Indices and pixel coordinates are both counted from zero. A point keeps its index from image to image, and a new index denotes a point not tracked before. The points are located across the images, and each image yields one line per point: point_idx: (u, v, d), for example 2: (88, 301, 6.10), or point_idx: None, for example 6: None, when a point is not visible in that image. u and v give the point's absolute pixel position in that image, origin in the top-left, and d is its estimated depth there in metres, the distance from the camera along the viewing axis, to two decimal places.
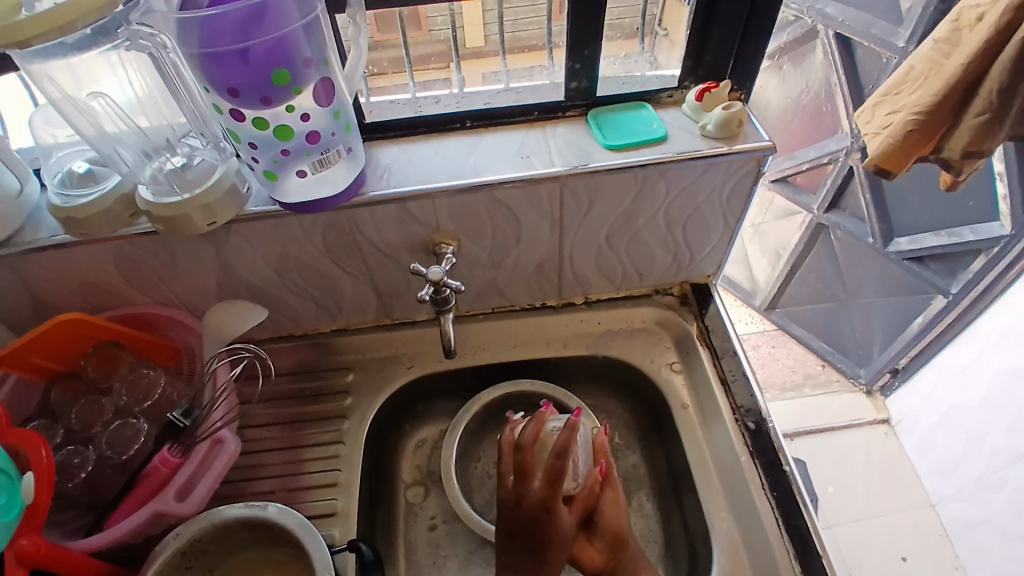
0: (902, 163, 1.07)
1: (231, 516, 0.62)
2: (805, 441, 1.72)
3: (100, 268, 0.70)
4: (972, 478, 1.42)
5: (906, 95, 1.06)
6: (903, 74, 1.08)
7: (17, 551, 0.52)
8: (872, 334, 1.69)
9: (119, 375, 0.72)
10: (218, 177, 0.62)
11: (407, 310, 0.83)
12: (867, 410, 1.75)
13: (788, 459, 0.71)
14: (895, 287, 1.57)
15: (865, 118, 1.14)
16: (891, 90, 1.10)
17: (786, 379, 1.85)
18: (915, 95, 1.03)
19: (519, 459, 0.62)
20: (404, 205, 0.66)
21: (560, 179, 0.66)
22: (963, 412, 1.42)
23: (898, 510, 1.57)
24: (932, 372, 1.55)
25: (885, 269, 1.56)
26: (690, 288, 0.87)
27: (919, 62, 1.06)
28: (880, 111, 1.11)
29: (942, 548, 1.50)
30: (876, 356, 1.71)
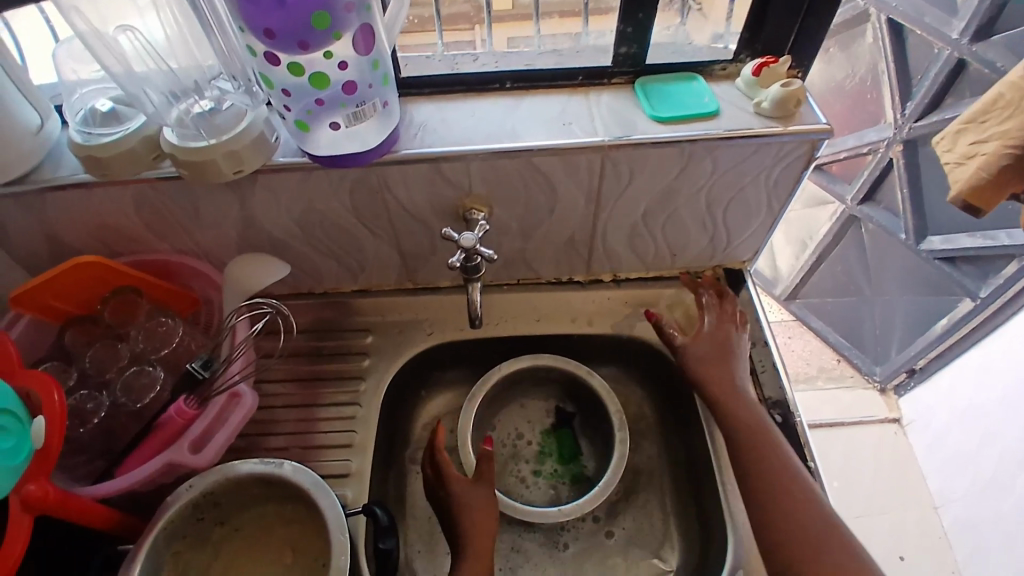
0: (992, 201, 0.93)
1: (246, 472, 0.61)
2: (814, 434, 1.70)
3: (121, 211, 0.69)
4: (980, 484, 1.40)
5: (993, 124, 0.92)
6: (989, 101, 0.94)
7: (23, 496, 0.51)
8: (891, 330, 1.66)
9: (136, 323, 0.72)
10: (248, 123, 0.60)
11: (429, 276, 0.81)
12: (880, 408, 1.73)
13: (814, 456, 0.70)
14: (919, 285, 1.52)
15: (945, 146, 1.01)
16: (979, 115, 0.95)
17: (800, 370, 1.82)
18: (1007, 124, 0.90)
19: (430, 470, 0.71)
20: (437, 165, 0.63)
21: (602, 149, 0.63)
22: (978, 418, 1.40)
23: (901, 509, 1.56)
24: (951, 375, 1.52)
25: (912, 268, 1.51)
26: (723, 272, 0.83)
27: (1008, 88, 0.92)
28: (962, 139, 0.97)
29: (941, 550, 1.49)
30: (894, 356, 1.67)
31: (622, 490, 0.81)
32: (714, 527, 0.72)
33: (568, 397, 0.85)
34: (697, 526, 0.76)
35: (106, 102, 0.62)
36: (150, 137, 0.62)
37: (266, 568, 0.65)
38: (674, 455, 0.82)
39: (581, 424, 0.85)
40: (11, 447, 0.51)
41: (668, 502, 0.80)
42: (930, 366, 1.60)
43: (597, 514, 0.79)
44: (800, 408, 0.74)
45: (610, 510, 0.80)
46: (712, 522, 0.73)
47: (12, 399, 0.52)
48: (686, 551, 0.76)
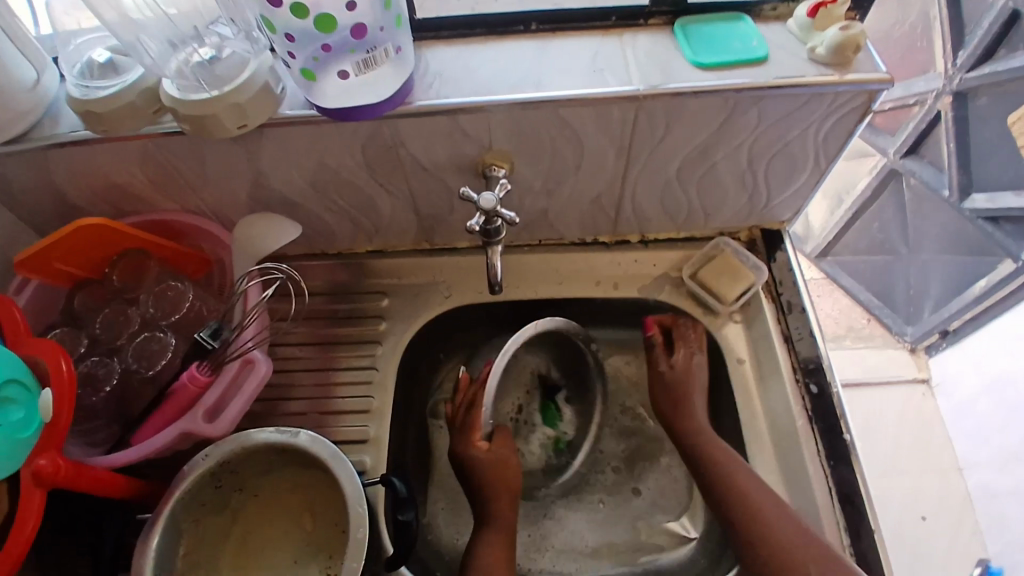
0: None
1: (262, 441, 0.59)
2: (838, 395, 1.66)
3: (126, 169, 0.65)
4: (1010, 450, 1.38)
5: None
6: None
7: (35, 470, 0.51)
8: (925, 286, 1.57)
9: (146, 286, 0.70)
10: (250, 74, 0.55)
11: (448, 236, 0.78)
12: (907, 367, 1.66)
13: (849, 428, 0.67)
14: (957, 246, 1.43)
15: None
16: None
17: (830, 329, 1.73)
18: None
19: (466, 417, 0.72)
20: (456, 119, 0.58)
21: (637, 100, 0.57)
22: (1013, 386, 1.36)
23: (924, 472, 1.54)
24: (986, 340, 1.45)
25: (948, 228, 1.42)
26: (760, 232, 0.79)
27: None
28: None
29: (964, 514, 1.47)
30: (925, 317, 1.61)
31: (637, 456, 0.80)
32: None
33: (557, 366, 0.80)
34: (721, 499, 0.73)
35: (103, 52, 0.58)
36: (149, 90, 0.58)
37: (285, 533, 0.65)
38: None
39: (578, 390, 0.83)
40: (20, 419, 0.51)
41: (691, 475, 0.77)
42: (962, 329, 1.53)
43: (618, 467, 0.80)
44: (836, 374, 0.70)
45: (623, 474, 0.79)
46: None
47: (22, 371, 0.53)
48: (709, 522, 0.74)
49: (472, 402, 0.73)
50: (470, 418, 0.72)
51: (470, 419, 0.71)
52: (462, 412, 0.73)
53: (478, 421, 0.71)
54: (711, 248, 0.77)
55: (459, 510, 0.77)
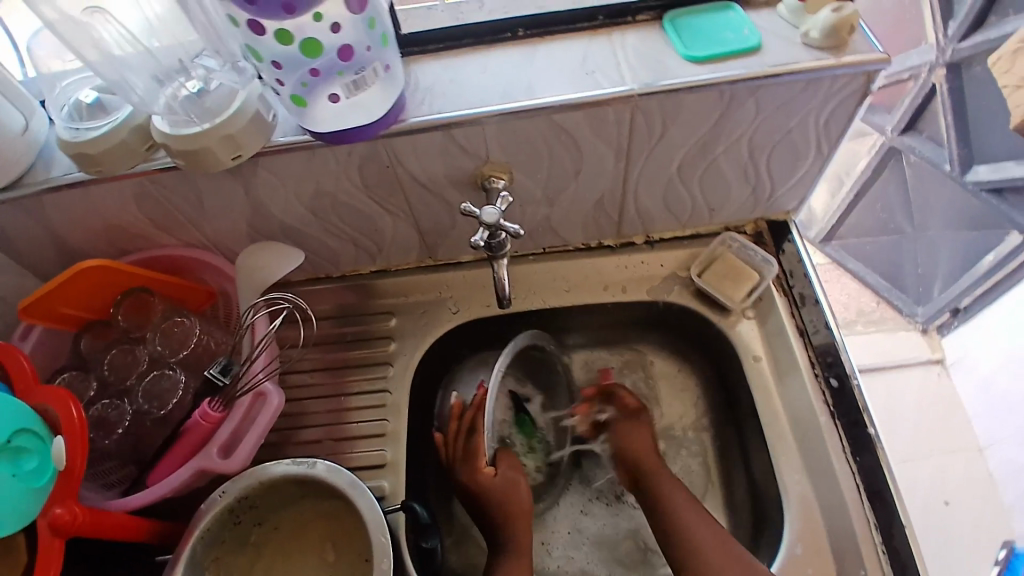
0: None
1: (279, 474, 0.58)
2: None
3: (123, 208, 0.65)
4: None
5: None
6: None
7: (52, 520, 0.50)
8: (934, 263, 1.54)
9: (152, 324, 0.69)
10: (242, 102, 0.55)
11: (450, 251, 0.77)
12: (921, 349, 1.62)
13: (873, 421, 0.66)
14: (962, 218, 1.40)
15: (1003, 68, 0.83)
16: None
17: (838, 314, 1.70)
18: None
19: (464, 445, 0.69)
20: (451, 133, 0.58)
21: (633, 99, 0.56)
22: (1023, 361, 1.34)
23: (947, 453, 1.51)
24: (998, 318, 1.40)
25: (953, 203, 1.39)
26: (766, 224, 0.77)
27: None
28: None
29: (989, 493, 1.45)
30: (935, 296, 1.58)
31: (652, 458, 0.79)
32: (764, 497, 0.69)
33: (535, 384, 0.78)
34: (749, 499, 0.72)
35: (90, 92, 0.58)
36: (140, 127, 0.57)
37: (306, 566, 0.63)
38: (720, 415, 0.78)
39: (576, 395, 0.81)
40: (33, 468, 0.51)
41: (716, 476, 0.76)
42: (974, 305, 1.50)
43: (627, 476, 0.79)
44: (857, 369, 0.69)
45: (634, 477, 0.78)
46: (764, 492, 0.69)
47: (31, 418, 0.52)
48: (738, 522, 0.72)
49: (472, 426, 0.69)
50: (474, 443, 0.68)
51: (474, 443, 0.68)
52: (462, 438, 0.69)
53: (482, 446, 0.68)
54: (718, 245, 0.76)
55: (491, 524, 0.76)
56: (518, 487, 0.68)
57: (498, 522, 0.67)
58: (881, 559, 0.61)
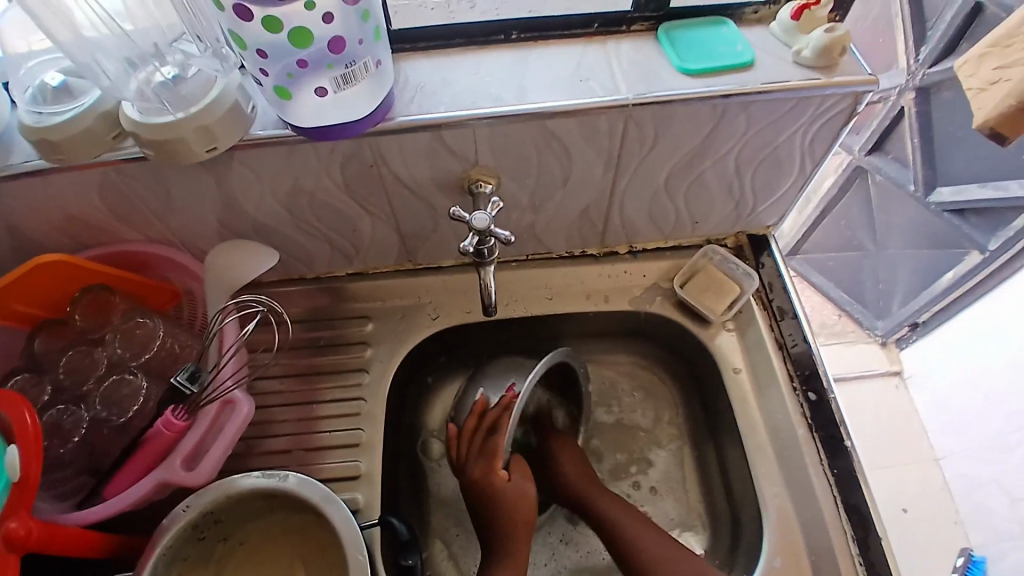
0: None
1: (247, 487, 0.55)
2: None
3: (84, 200, 0.61)
4: (983, 439, 1.38)
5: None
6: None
7: (6, 534, 0.47)
8: (893, 278, 1.56)
9: (112, 325, 0.65)
10: (219, 91, 0.52)
11: (431, 255, 0.75)
12: (879, 361, 1.65)
13: (850, 435, 0.66)
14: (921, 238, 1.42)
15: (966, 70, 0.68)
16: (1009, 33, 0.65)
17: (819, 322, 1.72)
18: None
19: (488, 443, 0.68)
20: (440, 134, 0.56)
21: (626, 109, 0.56)
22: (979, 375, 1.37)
23: (902, 464, 1.54)
24: (964, 337, 1.41)
25: (913, 222, 1.41)
26: (746, 238, 0.78)
27: None
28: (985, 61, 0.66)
29: (943, 503, 1.48)
30: (893, 310, 1.60)
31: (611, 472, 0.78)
32: (743, 508, 0.69)
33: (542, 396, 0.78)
34: (725, 511, 0.72)
35: (57, 75, 0.54)
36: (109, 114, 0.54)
37: None
38: (697, 427, 0.78)
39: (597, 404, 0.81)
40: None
41: (692, 489, 0.76)
42: (932, 320, 1.52)
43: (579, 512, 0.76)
44: (833, 382, 0.70)
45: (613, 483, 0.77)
46: (742, 505, 0.70)
47: None
48: (714, 536, 0.72)
49: (494, 425, 0.68)
50: (493, 443, 0.67)
51: (492, 444, 0.68)
52: (480, 436, 0.68)
53: (502, 447, 0.67)
54: (700, 257, 0.76)
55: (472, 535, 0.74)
56: (500, 495, 0.66)
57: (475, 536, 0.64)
58: (858, 572, 0.61)
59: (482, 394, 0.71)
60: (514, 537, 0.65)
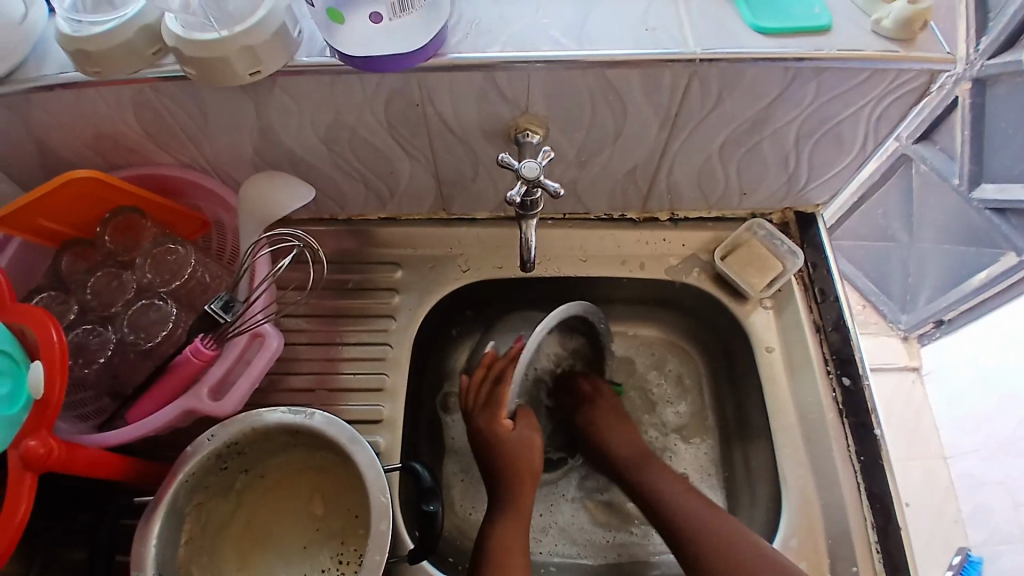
0: None
1: (273, 422, 0.55)
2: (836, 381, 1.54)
3: (120, 119, 0.59)
4: (995, 441, 1.29)
5: None
6: None
7: (26, 452, 0.48)
8: (924, 276, 1.38)
9: (142, 250, 0.64)
10: (267, 12, 0.50)
11: (466, 205, 0.73)
12: (898, 355, 1.49)
13: (880, 422, 0.65)
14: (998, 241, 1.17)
15: None
16: None
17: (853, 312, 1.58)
18: None
19: (494, 393, 0.66)
20: (492, 75, 0.53)
21: (693, 64, 0.52)
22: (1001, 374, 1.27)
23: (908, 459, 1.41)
24: (999, 343, 1.26)
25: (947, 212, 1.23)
26: (793, 215, 0.75)
27: None
28: None
29: (945, 502, 1.36)
30: (920, 306, 1.42)
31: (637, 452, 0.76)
32: (761, 487, 0.68)
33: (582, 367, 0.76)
34: (742, 488, 0.71)
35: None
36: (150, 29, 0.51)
37: (292, 517, 0.61)
38: (721, 403, 0.77)
39: (643, 373, 0.80)
40: (4, 394, 0.50)
41: (712, 459, 0.75)
42: (958, 320, 1.37)
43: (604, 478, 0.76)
44: (868, 369, 0.68)
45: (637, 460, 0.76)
46: (759, 484, 0.69)
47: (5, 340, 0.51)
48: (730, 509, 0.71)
49: (499, 377, 0.67)
50: (499, 394, 0.66)
51: (498, 394, 0.66)
52: (487, 386, 0.67)
53: (506, 398, 0.65)
54: (744, 230, 0.73)
55: (477, 484, 0.74)
56: (506, 445, 0.64)
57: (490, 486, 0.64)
58: (874, 559, 0.61)
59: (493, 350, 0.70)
60: (516, 485, 0.63)
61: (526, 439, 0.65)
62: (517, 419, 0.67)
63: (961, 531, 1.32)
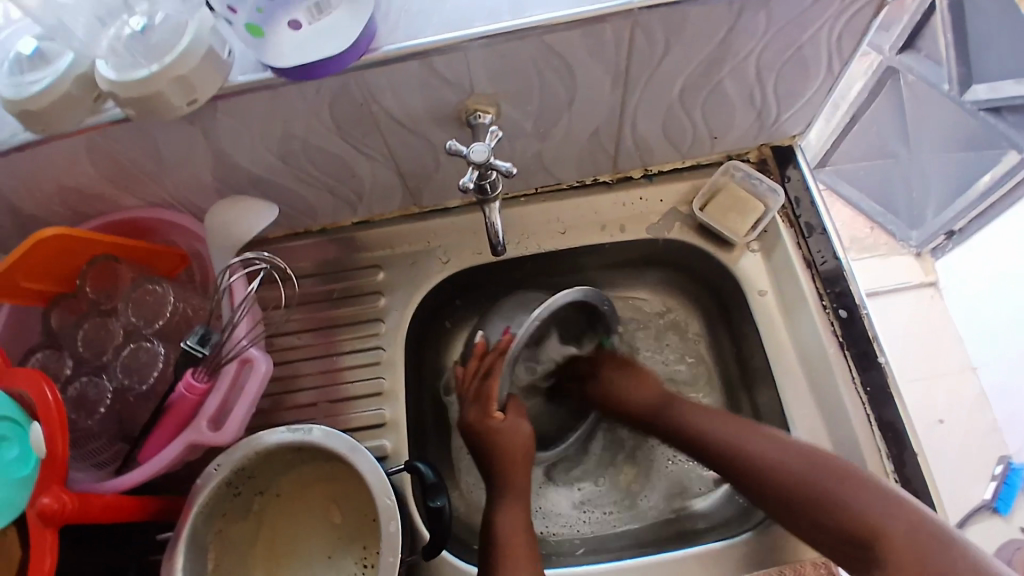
0: None
1: (274, 442, 0.55)
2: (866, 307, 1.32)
3: (79, 170, 0.59)
4: None
5: None
6: None
7: (41, 509, 0.49)
8: (927, 188, 1.25)
9: (122, 293, 0.65)
10: (190, 39, 0.48)
11: (436, 196, 0.72)
12: (909, 272, 1.34)
13: (882, 350, 0.64)
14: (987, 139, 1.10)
15: None
16: None
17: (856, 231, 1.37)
18: None
19: (483, 386, 0.67)
20: (429, 62, 0.52)
21: (633, 15, 0.50)
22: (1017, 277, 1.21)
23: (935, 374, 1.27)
24: None
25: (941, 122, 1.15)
26: (770, 150, 0.73)
27: None
28: None
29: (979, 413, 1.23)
30: (927, 220, 1.29)
31: (631, 430, 0.76)
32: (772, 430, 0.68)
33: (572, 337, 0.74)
34: None
35: (27, 41, 0.49)
36: (86, 78, 0.50)
37: (312, 530, 0.62)
38: (723, 352, 0.75)
39: (641, 342, 0.78)
40: (14, 457, 0.52)
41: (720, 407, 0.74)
42: (970, 227, 1.24)
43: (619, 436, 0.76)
44: (865, 298, 0.67)
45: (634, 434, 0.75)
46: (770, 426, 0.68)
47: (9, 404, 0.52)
48: None
49: (490, 369, 0.68)
50: (487, 387, 0.67)
51: (487, 388, 0.67)
52: (476, 380, 0.68)
53: (496, 389, 0.66)
54: (721, 175, 0.71)
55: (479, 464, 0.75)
56: (499, 434, 0.66)
57: (498, 468, 0.65)
58: (894, 490, 0.61)
59: (482, 339, 0.71)
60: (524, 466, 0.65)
61: (515, 427, 0.67)
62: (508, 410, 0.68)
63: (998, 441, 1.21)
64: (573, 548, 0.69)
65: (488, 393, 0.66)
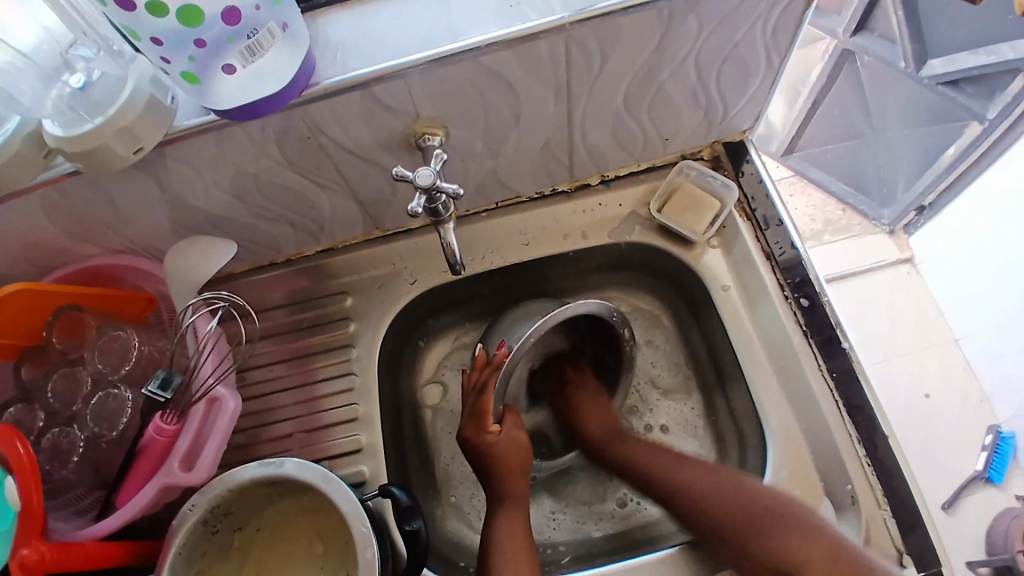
0: None
1: (247, 478, 0.55)
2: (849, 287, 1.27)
3: (35, 226, 0.59)
4: None
5: None
6: None
7: (21, 560, 0.49)
8: (897, 165, 1.16)
9: (88, 342, 0.65)
10: (132, 89, 0.48)
11: (397, 219, 0.73)
12: (887, 250, 1.28)
13: (847, 336, 0.66)
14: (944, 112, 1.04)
15: None
16: None
17: (834, 215, 1.29)
18: None
19: (478, 407, 0.67)
20: (371, 91, 0.52)
21: (564, 29, 0.51)
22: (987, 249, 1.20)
23: (922, 349, 1.23)
24: None
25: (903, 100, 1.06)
26: (722, 147, 0.74)
27: None
28: None
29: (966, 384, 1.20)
30: (900, 195, 1.21)
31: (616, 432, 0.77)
32: (744, 422, 0.69)
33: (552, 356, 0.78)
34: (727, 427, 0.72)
35: None
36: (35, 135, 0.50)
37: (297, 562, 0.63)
38: (693, 351, 0.76)
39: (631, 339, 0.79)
40: None
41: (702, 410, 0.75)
42: (941, 199, 1.18)
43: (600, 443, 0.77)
44: (825, 284, 0.68)
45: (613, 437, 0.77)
46: (743, 419, 0.70)
47: None
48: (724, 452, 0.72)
49: (483, 384, 0.67)
50: (481, 403, 0.66)
51: (481, 405, 0.67)
52: (471, 399, 0.68)
53: (489, 406, 0.66)
54: (675, 175, 0.73)
55: (473, 487, 0.75)
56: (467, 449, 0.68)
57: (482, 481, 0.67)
58: (868, 472, 0.63)
59: (482, 350, 0.69)
60: (505, 476, 0.66)
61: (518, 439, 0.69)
62: (501, 423, 0.69)
63: (988, 410, 1.18)
64: (559, 557, 0.70)
65: (480, 409, 0.67)
